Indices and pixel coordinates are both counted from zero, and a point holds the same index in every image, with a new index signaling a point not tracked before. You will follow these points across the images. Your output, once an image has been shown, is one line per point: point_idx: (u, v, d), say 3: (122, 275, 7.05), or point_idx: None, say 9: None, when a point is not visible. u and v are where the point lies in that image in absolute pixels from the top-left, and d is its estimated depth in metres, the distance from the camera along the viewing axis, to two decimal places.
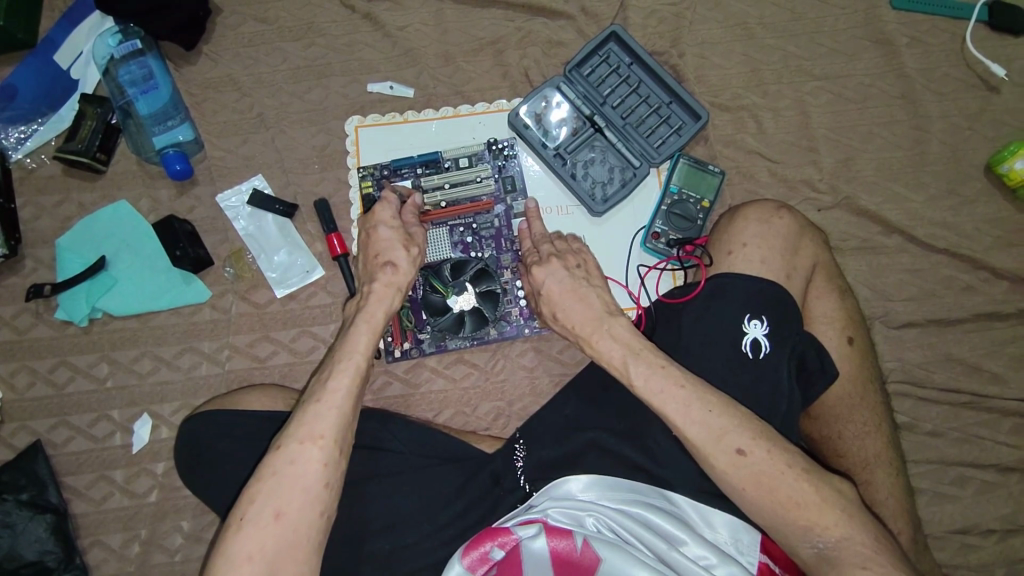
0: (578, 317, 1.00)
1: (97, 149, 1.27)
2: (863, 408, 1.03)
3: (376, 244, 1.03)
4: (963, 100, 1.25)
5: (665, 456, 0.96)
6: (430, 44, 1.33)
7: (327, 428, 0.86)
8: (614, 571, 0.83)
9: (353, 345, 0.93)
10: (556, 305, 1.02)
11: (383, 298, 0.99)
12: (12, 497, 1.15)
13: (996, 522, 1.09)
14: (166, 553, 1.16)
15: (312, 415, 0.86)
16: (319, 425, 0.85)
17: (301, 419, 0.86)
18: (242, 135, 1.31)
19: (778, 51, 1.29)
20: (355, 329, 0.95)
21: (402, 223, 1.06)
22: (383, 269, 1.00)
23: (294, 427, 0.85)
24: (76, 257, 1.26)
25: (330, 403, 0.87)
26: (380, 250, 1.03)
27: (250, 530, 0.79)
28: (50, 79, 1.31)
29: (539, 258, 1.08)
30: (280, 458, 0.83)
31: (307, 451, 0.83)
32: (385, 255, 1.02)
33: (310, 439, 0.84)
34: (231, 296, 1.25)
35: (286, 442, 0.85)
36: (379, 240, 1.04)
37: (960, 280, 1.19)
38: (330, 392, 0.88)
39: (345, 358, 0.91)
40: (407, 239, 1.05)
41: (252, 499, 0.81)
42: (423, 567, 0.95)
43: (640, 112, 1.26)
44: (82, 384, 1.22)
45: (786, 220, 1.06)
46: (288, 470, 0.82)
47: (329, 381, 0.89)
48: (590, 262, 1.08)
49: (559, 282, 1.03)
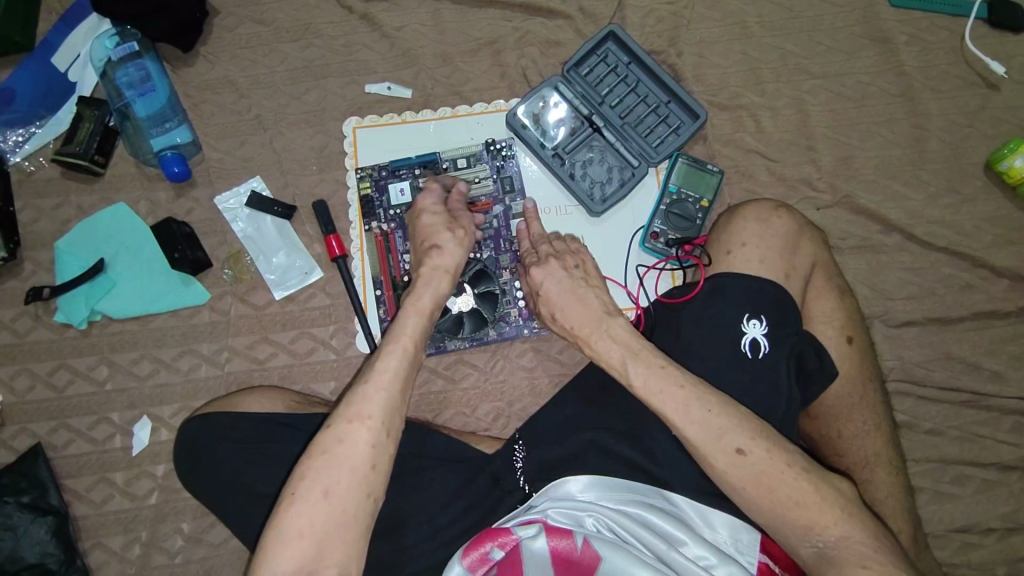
0: (577, 318, 1.00)
1: (95, 151, 1.27)
2: (862, 407, 1.03)
3: (423, 231, 1.07)
4: (962, 98, 1.25)
5: (664, 457, 0.96)
6: (428, 45, 1.33)
7: (375, 409, 0.85)
8: (613, 570, 0.83)
9: (402, 327, 0.93)
10: (555, 306, 1.03)
11: (431, 282, 0.99)
12: (13, 499, 1.15)
13: (997, 521, 1.09)
14: (166, 555, 1.16)
15: (361, 395, 0.86)
16: (367, 405, 0.85)
17: (351, 398, 0.86)
18: (240, 136, 1.31)
19: (776, 49, 1.28)
20: (405, 312, 0.95)
21: (446, 210, 1.09)
22: (430, 253, 1.02)
23: (344, 406, 0.85)
24: (75, 259, 1.26)
25: (379, 384, 0.87)
26: (427, 236, 1.05)
27: (300, 506, 0.78)
28: (48, 81, 1.30)
29: (536, 260, 1.08)
30: (331, 436, 0.83)
31: (356, 430, 0.83)
32: (432, 240, 1.04)
33: (359, 418, 0.84)
34: (229, 298, 1.25)
35: (336, 420, 0.84)
36: (428, 226, 1.07)
37: (960, 278, 1.18)
38: (380, 372, 0.88)
39: (394, 339, 0.92)
40: (453, 224, 1.07)
41: (302, 475, 0.81)
42: (424, 568, 0.95)
43: (638, 112, 1.25)
44: (81, 386, 1.22)
45: (784, 220, 1.06)
46: (338, 447, 0.82)
47: (379, 361, 0.89)
48: (587, 263, 1.07)
49: (556, 283, 1.03)
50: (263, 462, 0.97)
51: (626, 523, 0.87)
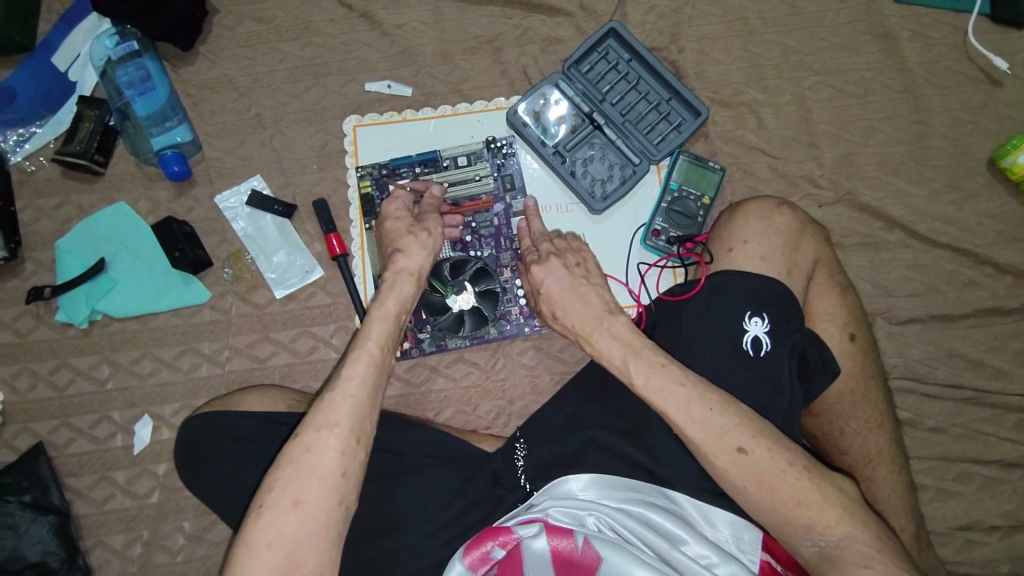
0: (577, 316, 1.00)
1: (95, 151, 1.26)
2: (864, 404, 1.03)
3: (388, 236, 1.04)
4: (965, 94, 1.24)
5: (665, 455, 0.95)
6: (428, 43, 1.33)
7: (342, 417, 0.84)
8: (614, 571, 0.83)
9: (367, 334, 0.92)
10: (556, 304, 1.02)
11: (398, 287, 0.98)
12: (14, 499, 1.15)
13: (999, 519, 1.09)
14: (167, 554, 1.16)
15: (327, 404, 0.85)
16: (333, 413, 0.85)
17: (317, 408, 0.86)
18: (241, 135, 1.31)
19: (778, 45, 1.28)
20: (372, 318, 0.94)
21: (411, 214, 1.06)
22: (394, 259, 1.00)
23: (310, 416, 0.85)
24: (76, 259, 1.26)
25: (345, 391, 0.86)
26: (392, 241, 1.03)
27: (270, 518, 0.78)
28: (48, 81, 1.30)
29: (538, 258, 1.07)
30: (298, 446, 0.83)
31: (324, 440, 0.83)
32: (397, 245, 1.02)
33: (326, 427, 0.83)
34: (230, 297, 1.25)
35: (302, 431, 0.84)
36: (392, 229, 1.04)
37: (962, 275, 1.18)
38: (346, 380, 0.87)
39: (359, 347, 0.91)
40: (417, 227, 1.04)
41: (271, 486, 0.80)
42: (424, 567, 0.95)
43: (639, 109, 1.25)
44: (82, 385, 1.22)
45: (786, 217, 1.05)
46: (305, 457, 0.82)
47: (344, 370, 0.88)
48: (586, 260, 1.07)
49: (557, 281, 1.03)
50: (264, 461, 0.97)
51: (626, 523, 0.87)
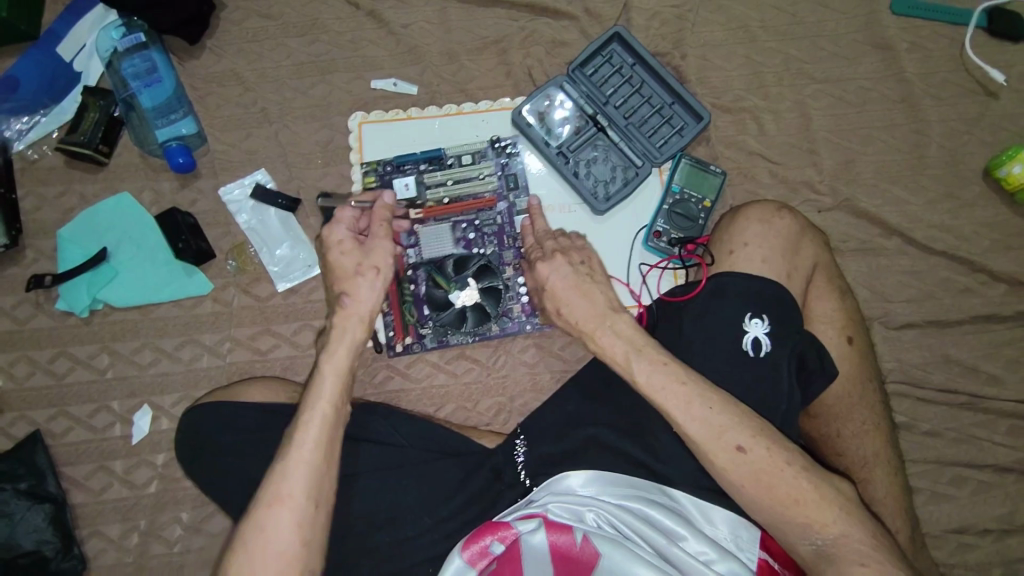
0: (581, 313, 1.01)
1: (100, 142, 1.27)
2: (862, 407, 1.04)
3: (335, 270, 1.00)
4: (961, 105, 1.26)
5: (666, 453, 0.97)
6: (435, 42, 1.34)
7: (296, 487, 0.86)
8: (612, 566, 0.84)
9: (319, 395, 0.92)
10: (560, 301, 1.03)
11: (346, 335, 0.97)
12: (10, 486, 1.14)
13: (991, 522, 1.10)
14: (165, 544, 1.15)
15: (279, 475, 0.86)
16: (286, 485, 0.86)
17: (269, 481, 0.87)
18: (246, 129, 1.31)
19: (779, 54, 1.30)
20: (322, 374, 0.94)
21: (357, 241, 1.01)
22: (341, 301, 0.98)
23: (263, 493, 0.86)
24: (78, 248, 1.26)
25: (297, 460, 0.87)
26: (337, 279, 1.00)
27: None
28: (53, 70, 1.31)
29: (541, 255, 1.08)
30: (252, 524, 0.84)
31: (278, 514, 0.84)
32: (343, 286, 0.99)
33: (280, 501, 0.85)
34: (233, 289, 1.25)
35: (256, 508, 0.85)
36: (338, 265, 1.00)
37: (959, 282, 1.18)
38: (296, 447, 0.88)
39: (309, 410, 0.91)
40: (364, 264, 1.00)
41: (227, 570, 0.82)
42: (426, 560, 0.96)
43: (642, 112, 1.27)
44: (81, 374, 1.22)
45: (786, 220, 1.07)
46: (259, 535, 0.83)
47: (296, 438, 0.89)
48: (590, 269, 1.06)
49: (563, 277, 1.03)
50: (263, 452, 0.97)
51: (626, 519, 0.88)
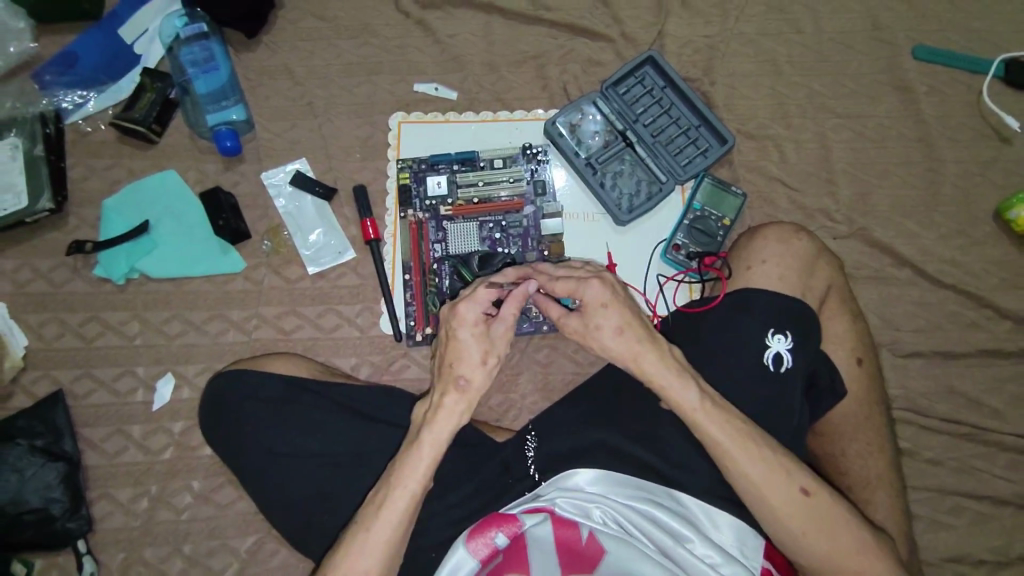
0: (617, 344, 0.95)
1: (153, 120, 1.34)
2: (867, 428, 1.06)
3: (453, 350, 0.95)
4: (976, 148, 1.31)
5: (676, 456, 1.00)
6: (477, 53, 1.42)
7: (372, 563, 0.86)
8: (618, 562, 0.86)
9: (412, 468, 0.90)
10: (596, 327, 0.96)
11: (452, 416, 0.93)
12: (25, 442, 1.17)
13: (989, 555, 1.11)
14: (173, 512, 1.16)
15: (355, 554, 0.86)
16: (365, 558, 0.86)
17: (345, 551, 0.87)
18: (292, 120, 1.38)
19: (803, 88, 1.36)
20: (417, 449, 0.91)
21: (487, 324, 0.96)
22: (456, 383, 0.94)
23: (338, 561, 0.87)
24: (121, 219, 1.32)
25: (379, 536, 0.87)
26: (455, 359, 0.95)
27: None
28: (112, 50, 1.39)
29: (575, 280, 0.99)
30: None
31: None
32: (458, 367, 0.95)
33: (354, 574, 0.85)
34: (264, 269, 1.30)
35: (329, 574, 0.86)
36: (460, 343, 0.95)
37: (967, 317, 1.21)
38: (372, 518, 0.88)
39: (397, 483, 0.89)
40: (488, 349, 0.95)
41: None
42: (432, 542, 0.99)
43: (670, 132, 1.33)
44: (110, 339, 1.26)
45: (804, 243, 1.11)
46: None
47: (382, 510, 0.88)
48: (630, 323, 0.96)
49: (602, 306, 0.96)
50: (283, 423, 1.00)
51: (632, 518, 0.91)
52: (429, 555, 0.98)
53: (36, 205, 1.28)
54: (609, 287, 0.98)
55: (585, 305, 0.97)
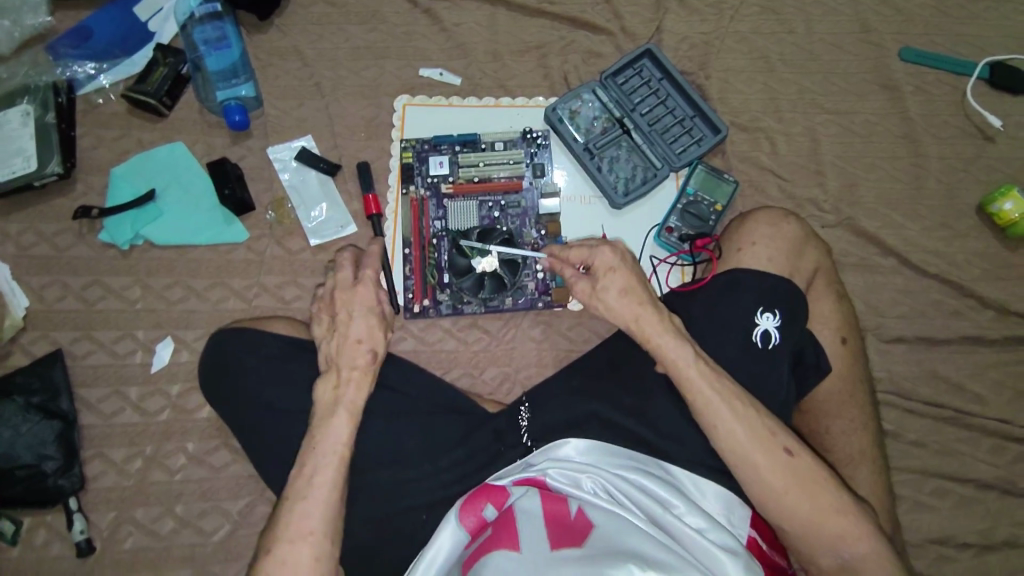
0: (622, 308, 1.01)
1: (164, 94, 1.37)
2: (851, 406, 1.09)
3: (350, 328, 1.01)
4: (960, 145, 1.36)
5: (667, 428, 0.99)
6: (482, 42, 1.46)
7: (315, 524, 0.88)
8: (608, 533, 0.85)
9: (332, 434, 0.94)
10: (604, 295, 1.02)
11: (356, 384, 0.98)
12: (22, 399, 1.20)
13: (973, 537, 1.14)
14: (166, 472, 1.20)
15: (297, 518, 0.89)
16: (307, 521, 0.88)
17: (285, 520, 0.89)
18: (299, 99, 1.42)
19: (794, 84, 1.41)
20: (331, 419, 0.95)
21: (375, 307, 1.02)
22: (362, 356, 0.99)
23: (281, 528, 0.89)
24: (128, 187, 1.34)
25: (315, 500, 0.90)
26: (356, 335, 1.00)
27: None
28: (128, 27, 1.43)
29: (585, 251, 1.05)
30: (274, 557, 0.87)
31: (299, 549, 0.87)
32: (357, 341, 1.00)
33: (300, 536, 0.87)
34: (266, 240, 1.33)
35: (276, 543, 0.88)
36: (348, 322, 1.01)
37: (949, 305, 1.25)
38: (309, 482, 0.91)
39: (312, 449, 0.93)
40: (379, 325, 1.02)
41: None
42: (421, 504, 0.99)
43: (665, 122, 1.37)
44: (111, 303, 1.28)
45: (793, 226, 1.15)
46: (281, 567, 0.86)
47: (311, 476, 0.91)
48: (634, 287, 1.02)
49: (611, 273, 1.03)
50: (281, 380, 1.02)
51: (621, 486, 0.92)
52: (419, 516, 0.98)
53: (46, 169, 1.31)
54: (617, 254, 1.04)
55: (593, 267, 1.04)
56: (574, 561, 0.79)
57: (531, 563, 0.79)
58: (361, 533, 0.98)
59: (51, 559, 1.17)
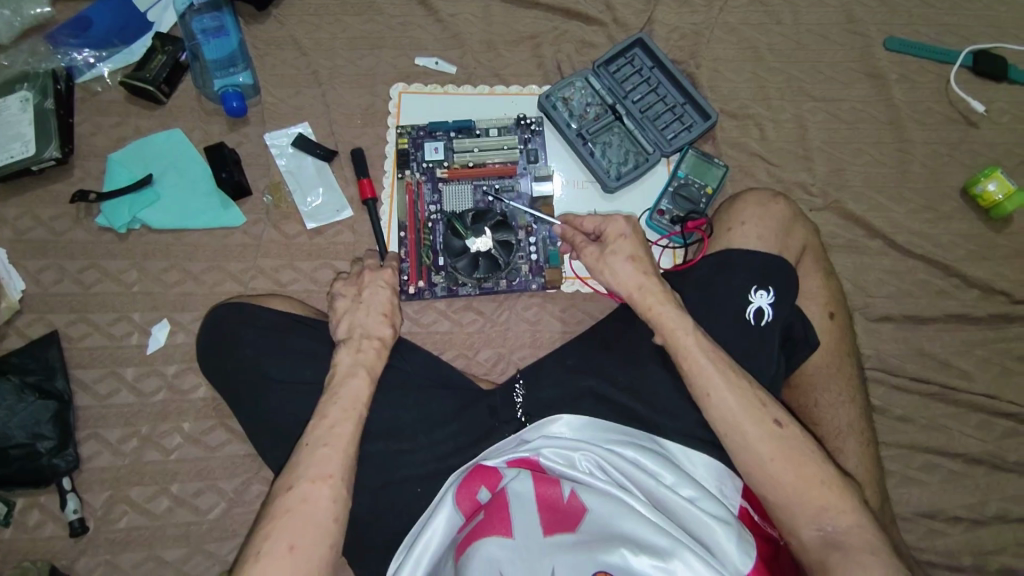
0: (628, 277, 1.02)
1: (162, 81, 1.39)
2: (839, 379, 1.11)
3: (375, 299, 1.06)
4: (945, 131, 1.39)
5: (658, 400, 1.01)
6: (476, 32, 1.49)
7: (335, 468, 0.90)
8: (602, 512, 0.84)
9: (354, 391, 0.97)
10: (613, 264, 1.04)
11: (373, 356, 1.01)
12: (17, 378, 1.20)
13: (963, 510, 1.16)
14: (163, 451, 1.21)
15: (320, 458, 0.90)
16: (327, 465, 0.90)
17: (307, 459, 0.90)
18: (297, 88, 1.44)
19: (783, 73, 1.45)
20: (351, 378, 0.98)
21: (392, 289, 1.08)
22: (382, 327, 1.04)
23: (305, 466, 0.90)
24: (126, 172, 1.36)
25: (338, 444, 0.92)
26: (381, 307, 1.06)
27: (267, 561, 0.83)
28: (126, 16, 1.44)
29: (601, 222, 1.08)
30: (292, 495, 0.87)
31: (319, 489, 0.88)
32: (377, 314, 1.05)
33: (321, 478, 0.89)
34: (263, 224, 1.34)
35: (297, 480, 0.89)
36: (373, 294, 1.06)
37: (935, 284, 1.28)
38: (329, 431, 0.93)
39: (334, 402, 0.96)
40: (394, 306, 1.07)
41: (267, 534, 0.85)
42: (416, 476, 1.00)
43: (657, 108, 1.40)
44: (108, 286, 1.29)
45: (781, 207, 1.17)
46: (301, 505, 0.87)
47: (335, 423, 0.94)
48: (642, 257, 1.04)
49: (624, 243, 1.05)
50: (278, 354, 1.03)
51: (614, 461, 0.91)
52: (413, 489, 0.99)
53: (44, 153, 1.32)
54: (630, 225, 1.06)
55: (605, 234, 1.06)
56: (569, 548, 0.80)
57: (525, 550, 0.80)
58: (359, 504, 0.99)
59: (46, 540, 1.17)
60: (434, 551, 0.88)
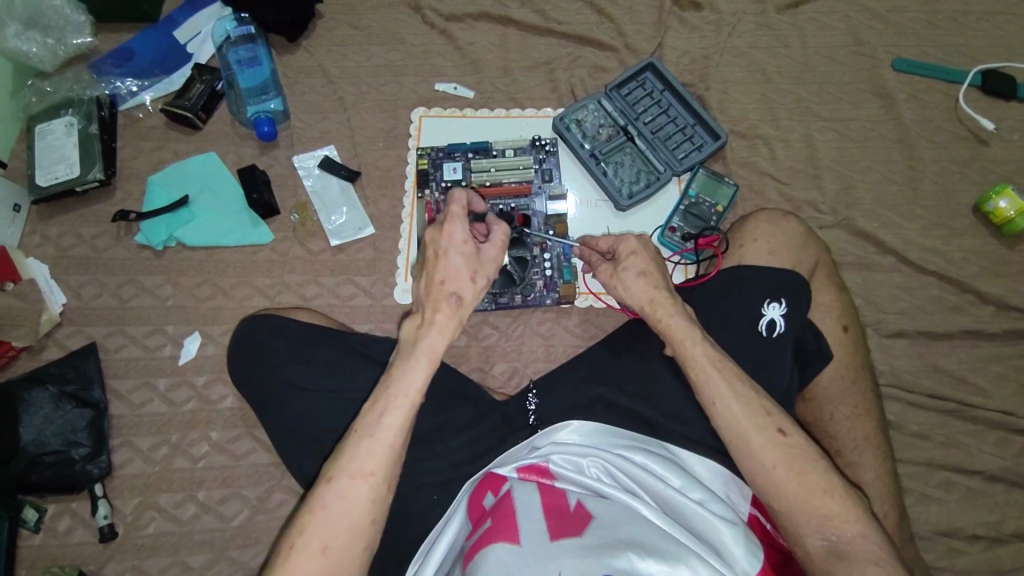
0: (638, 293, 1.05)
1: (200, 108, 1.48)
2: (852, 392, 1.12)
3: (444, 268, 0.95)
4: (956, 149, 1.41)
5: (668, 410, 1.03)
6: (493, 59, 1.56)
7: (377, 466, 0.87)
8: (611, 517, 0.86)
9: (410, 381, 0.91)
10: (624, 280, 1.07)
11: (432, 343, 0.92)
12: (55, 387, 1.27)
13: (981, 529, 1.15)
14: (190, 459, 1.26)
15: (364, 451, 0.87)
16: (370, 462, 0.87)
17: (351, 452, 0.87)
18: (324, 113, 1.51)
19: (792, 94, 1.48)
20: (416, 359, 0.92)
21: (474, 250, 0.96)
22: (447, 299, 0.93)
23: (346, 462, 0.87)
24: (164, 192, 1.44)
25: (383, 439, 0.88)
26: (446, 276, 0.94)
27: (304, 555, 0.82)
28: (167, 48, 1.55)
29: (609, 245, 1.12)
30: (332, 489, 0.85)
31: (359, 486, 0.85)
32: (447, 284, 0.94)
33: (361, 474, 0.86)
34: (290, 242, 1.41)
35: (336, 475, 0.86)
36: (455, 263, 0.95)
37: (949, 300, 1.29)
38: (376, 423, 0.89)
39: (390, 397, 0.90)
40: (462, 282, 0.94)
41: (306, 522, 0.84)
42: (432, 484, 1.03)
43: (668, 129, 1.45)
44: (144, 300, 1.37)
45: (793, 224, 1.19)
46: (339, 501, 0.85)
47: (385, 416, 0.89)
48: (652, 271, 1.07)
49: (633, 263, 1.07)
50: (303, 363, 1.08)
51: (622, 467, 0.93)
52: (430, 496, 1.02)
53: (88, 175, 1.41)
54: (640, 242, 1.10)
55: (617, 252, 1.09)
56: (575, 553, 0.80)
57: (531, 555, 0.80)
58: None
59: (75, 544, 1.22)
60: (443, 558, 0.91)
